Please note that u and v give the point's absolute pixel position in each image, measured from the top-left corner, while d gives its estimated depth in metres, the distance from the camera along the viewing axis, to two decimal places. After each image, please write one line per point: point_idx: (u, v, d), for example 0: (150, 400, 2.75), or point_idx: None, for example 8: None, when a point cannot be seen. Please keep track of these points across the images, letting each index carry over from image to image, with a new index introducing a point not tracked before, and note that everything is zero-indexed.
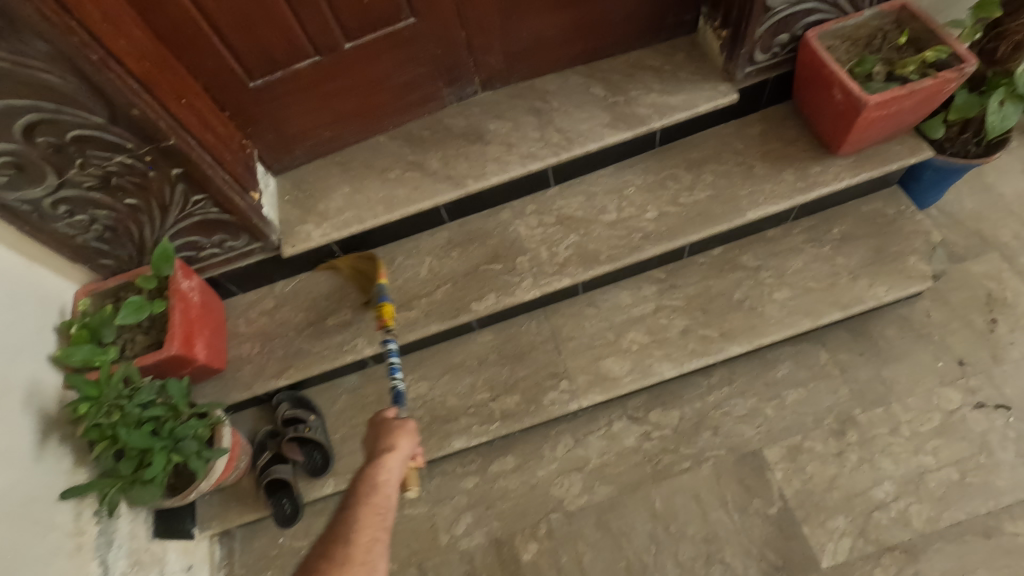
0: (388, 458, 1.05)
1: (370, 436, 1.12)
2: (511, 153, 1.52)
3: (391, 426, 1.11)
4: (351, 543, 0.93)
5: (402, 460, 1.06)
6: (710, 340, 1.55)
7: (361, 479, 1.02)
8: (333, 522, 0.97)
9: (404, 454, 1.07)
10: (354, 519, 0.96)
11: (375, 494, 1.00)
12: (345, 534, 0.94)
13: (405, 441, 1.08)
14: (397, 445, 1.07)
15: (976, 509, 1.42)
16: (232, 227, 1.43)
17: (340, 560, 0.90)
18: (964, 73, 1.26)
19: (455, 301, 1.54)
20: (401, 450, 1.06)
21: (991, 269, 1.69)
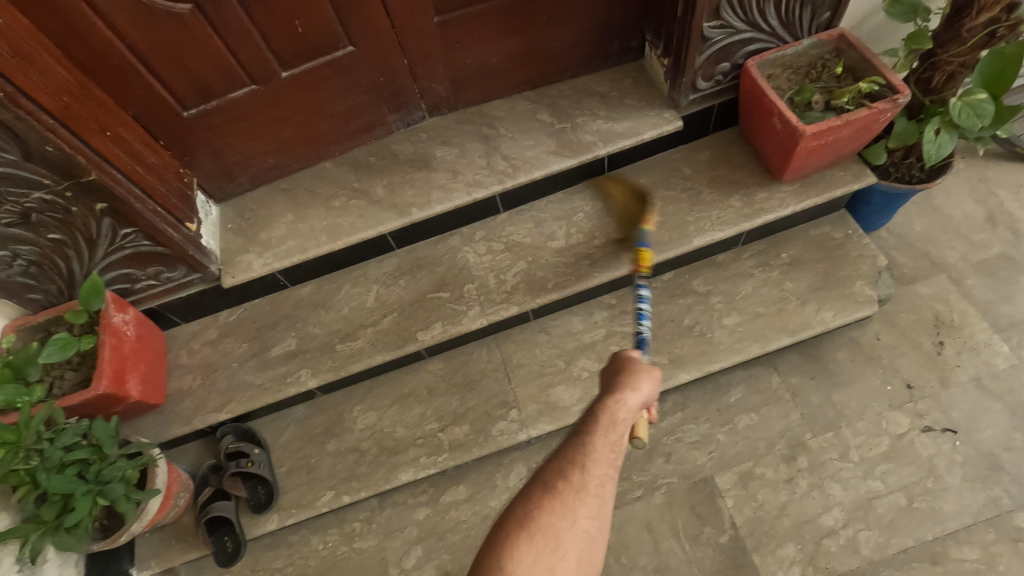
0: (627, 397, 0.93)
1: (608, 369, 1.01)
2: (457, 181, 1.51)
3: (627, 362, 0.99)
4: (586, 478, 0.85)
5: (640, 402, 0.94)
6: (660, 366, 1.54)
7: (597, 410, 0.92)
8: (570, 451, 0.88)
9: (644, 397, 0.94)
10: (565, 451, 0.88)
11: (608, 432, 0.89)
12: (566, 464, 0.86)
13: (646, 383, 0.95)
14: (638, 384, 0.94)
15: (923, 535, 1.42)
16: (167, 259, 1.40)
17: (554, 487, 0.84)
18: (897, 104, 1.27)
19: (402, 331, 1.52)
20: (644, 391, 0.94)
21: (939, 291, 1.70)
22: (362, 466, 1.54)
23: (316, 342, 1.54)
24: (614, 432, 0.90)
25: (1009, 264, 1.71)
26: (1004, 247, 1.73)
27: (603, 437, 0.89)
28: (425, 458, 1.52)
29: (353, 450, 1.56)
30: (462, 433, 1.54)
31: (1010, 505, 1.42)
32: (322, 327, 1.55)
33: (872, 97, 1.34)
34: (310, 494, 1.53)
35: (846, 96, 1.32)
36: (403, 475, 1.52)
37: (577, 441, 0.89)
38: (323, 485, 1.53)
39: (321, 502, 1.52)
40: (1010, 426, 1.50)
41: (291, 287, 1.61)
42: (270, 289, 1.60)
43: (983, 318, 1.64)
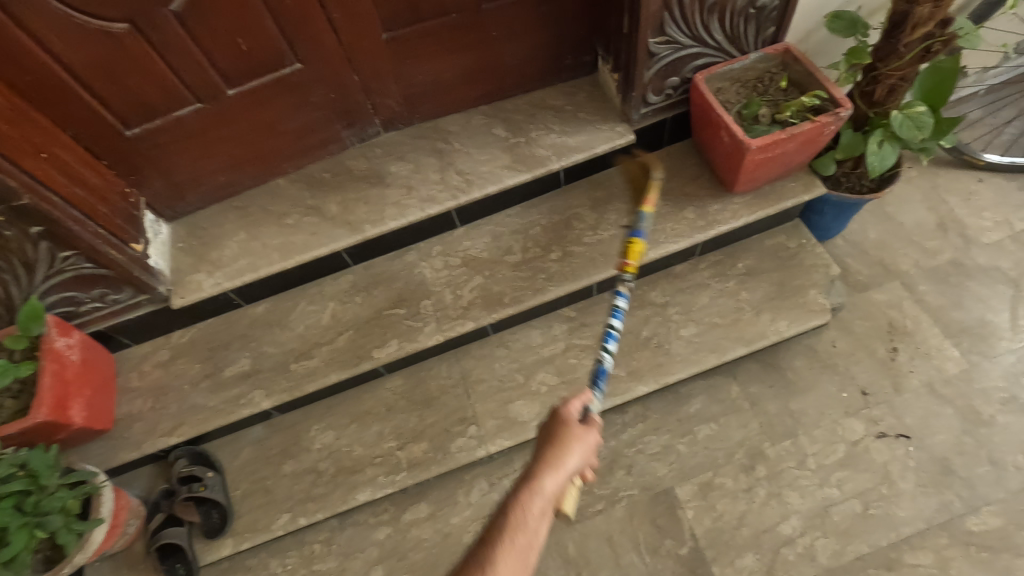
0: (555, 463, 0.87)
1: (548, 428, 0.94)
2: (411, 197, 1.50)
3: (560, 426, 0.93)
4: (503, 561, 0.76)
5: (566, 474, 0.87)
6: (618, 379, 1.54)
7: (521, 479, 0.87)
8: (492, 519, 0.82)
9: (576, 465, 0.89)
10: (488, 544, 0.78)
11: (530, 505, 0.83)
12: (490, 554, 0.77)
13: (578, 449, 0.90)
14: (568, 455, 0.89)
15: (878, 541, 1.43)
16: (111, 281, 1.37)
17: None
18: (839, 117, 1.30)
19: (357, 349, 1.50)
20: (575, 457, 0.89)
21: (892, 298, 1.72)
22: (319, 487, 1.51)
23: (270, 362, 1.52)
24: (536, 502, 0.83)
25: (959, 270, 1.74)
26: (954, 253, 1.77)
27: (524, 508, 0.82)
28: (383, 477, 1.50)
29: (311, 470, 1.54)
30: (421, 450, 1.52)
31: (962, 509, 1.44)
32: (277, 347, 1.53)
33: (816, 110, 1.36)
34: (266, 517, 1.50)
35: (790, 111, 1.34)
36: (361, 496, 1.50)
37: (497, 523, 0.81)
38: (280, 507, 1.50)
39: (278, 525, 1.49)
40: (961, 431, 1.53)
41: (246, 306, 1.59)
42: (224, 308, 1.57)
43: (935, 323, 1.67)
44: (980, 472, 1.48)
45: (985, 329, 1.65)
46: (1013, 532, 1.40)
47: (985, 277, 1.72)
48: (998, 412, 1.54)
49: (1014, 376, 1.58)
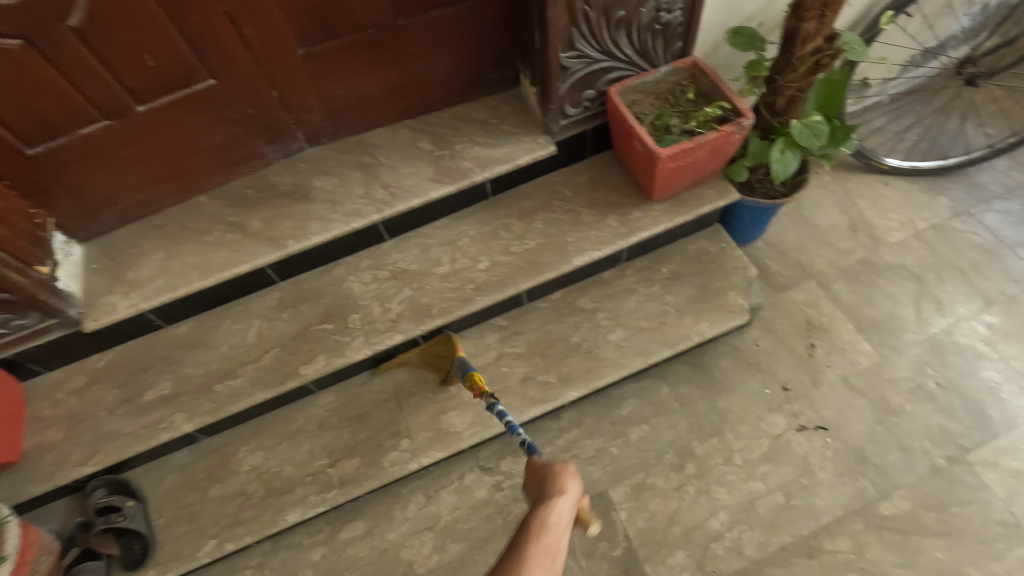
0: (557, 501, 0.87)
1: (534, 485, 1.00)
2: (335, 211, 1.50)
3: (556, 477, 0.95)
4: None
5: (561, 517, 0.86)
6: (549, 385, 1.56)
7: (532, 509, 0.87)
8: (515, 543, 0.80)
9: (574, 497, 0.90)
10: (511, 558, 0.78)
11: (544, 536, 0.81)
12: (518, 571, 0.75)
13: (573, 482, 0.93)
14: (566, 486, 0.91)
15: (800, 530, 1.49)
16: (16, 306, 1.31)
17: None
18: (743, 127, 1.37)
19: (284, 366, 1.48)
20: (571, 490, 0.91)
21: (810, 297, 1.81)
22: (247, 510, 1.47)
23: (193, 384, 1.48)
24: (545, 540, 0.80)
25: (869, 268, 1.85)
26: (865, 253, 1.88)
27: (537, 541, 0.80)
28: (314, 496, 1.47)
29: (239, 493, 1.50)
30: (353, 466, 1.50)
31: (875, 494, 1.52)
32: (199, 367, 1.49)
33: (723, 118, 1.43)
34: (191, 544, 1.44)
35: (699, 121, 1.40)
36: (291, 516, 1.46)
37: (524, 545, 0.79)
38: (206, 533, 1.46)
39: (203, 552, 1.44)
40: (874, 420, 1.61)
41: (168, 326, 1.55)
42: (144, 330, 1.53)
43: (849, 320, 1.77)
44: (891, 459, 1.56)
45: (893, 323, 1.75)
46: (922, 514, 1.48)
47: (893, 275, 1.83)
48: (907, 401, 1.63)
49: (920, 366, 1.68)
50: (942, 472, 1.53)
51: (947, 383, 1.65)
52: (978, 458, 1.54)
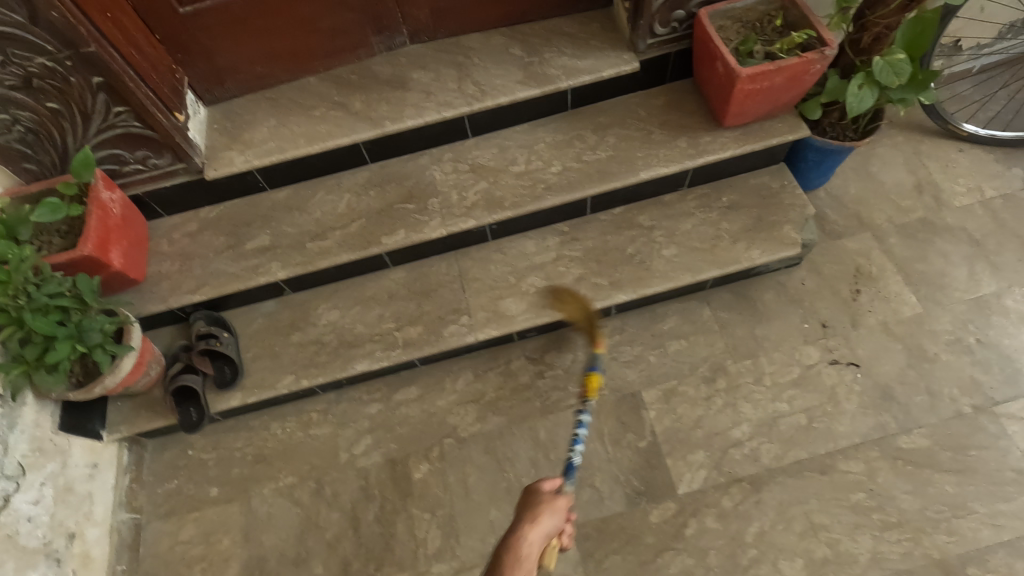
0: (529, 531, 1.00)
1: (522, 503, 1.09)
2: (429, 101, 1.64)
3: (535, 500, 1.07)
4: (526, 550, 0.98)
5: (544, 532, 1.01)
6: (600, 287, 1.69)
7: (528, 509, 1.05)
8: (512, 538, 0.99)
9: (546, 530, 1.01)
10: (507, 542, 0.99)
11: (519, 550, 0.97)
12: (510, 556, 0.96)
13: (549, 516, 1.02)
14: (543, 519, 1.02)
15: (816, 449, 1.59)
16: (155, 144, 1.51)
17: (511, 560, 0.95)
18: (825, 56, 1.43)
19: (367, 235, 1.65)
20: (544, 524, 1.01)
21: (863, 247, 1.86)
22: (322, 355, 1.68)
23: (287, 240, 1.67)
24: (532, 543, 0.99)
25: (928, 228, 1.88)
26: (926, 213, 1.90)
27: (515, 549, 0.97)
28: (380, 352, 1.67)
29: (315, 342, 1.70)
30: (416, 332, 1.68)
31: (896, 429, 1.60)
32: (295, 228, 1.69)
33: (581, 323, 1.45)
34: (272, 376, 1.67)
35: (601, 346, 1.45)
36: (359, 365, 1.66)
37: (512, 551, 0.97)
38: (285, 369, 1.67)
39: (282, 384, 1.66)
40: (906, 364, 1.68)
41: (269, 190, 1.74)
42: (250, 190, 1.72)
43: (898, 272, 1.81)
44: (917, 400, 1.63)
45: (943, 281, 1.79)
46: (938, 451, 1.56)
47: (951, 236, 1.85)
48: (943, 351, 1.69)
49: (963, 322, 1.72)
50: (966, 418, 1.59)
51: (986, 340, 1.69)
52: (1004, 411, 1.59)
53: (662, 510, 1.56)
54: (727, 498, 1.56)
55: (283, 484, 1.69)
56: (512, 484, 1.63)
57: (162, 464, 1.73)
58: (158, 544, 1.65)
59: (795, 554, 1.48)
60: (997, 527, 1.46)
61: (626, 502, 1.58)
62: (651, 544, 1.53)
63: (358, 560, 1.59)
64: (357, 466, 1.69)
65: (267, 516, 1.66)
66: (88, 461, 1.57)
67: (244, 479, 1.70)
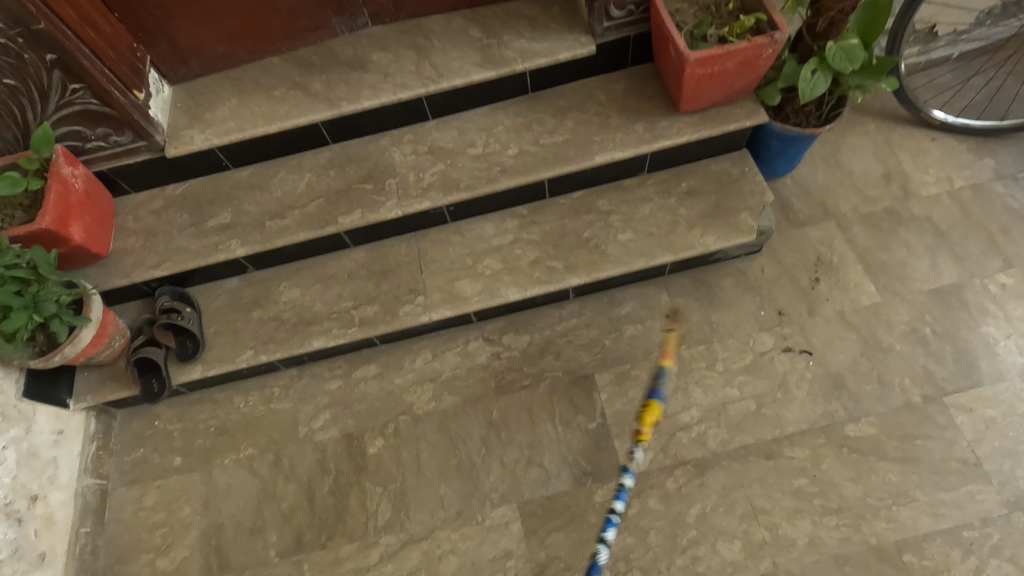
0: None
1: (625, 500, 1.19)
2: (386, 82, 1.66)
3: None
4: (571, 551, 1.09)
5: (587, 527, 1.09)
6: (555, 270, 1.70)
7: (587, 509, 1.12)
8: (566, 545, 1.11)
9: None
10: None
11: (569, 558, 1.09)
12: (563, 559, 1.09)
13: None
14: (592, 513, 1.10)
15: (763, 435, 1.60)
16: (115, 122, 1.55)
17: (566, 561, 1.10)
18: (776, 40, 1.41)
19: (325, 214, 1.68)
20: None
21: (825, 235, 1.85)
22: (281, 332, 1.72)
23: (248, 218, 1.70)
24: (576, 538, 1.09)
25: (893, 217, 1.86)
26: (892, 202, 1.88)
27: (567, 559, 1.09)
28: (337, 329, 1.70)
29: (275, 318, 1.74)
30: (372, 311, 1.71)
31: (844, 417, 1.60)
32: (256, 206, 1.72)
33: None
34: (232, 351, 1.71)
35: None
36: (316, 342, 1.70)
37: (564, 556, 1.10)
38: (245, 345, 1.71)
39: (241, 359, 1.70)
40: (860, 352, 1.68)
41: (233, 169, 1.77)
42: (214, 168, 1.76)
43: (859, 261, 1.80)
44: (867, 388, 1.63)
45: (904, 271, 1.78)
46: (884, 440, 1.56)
47: (915, 226, 1.84)
48: (897, 341, 1.68)
49: (920, 312, 1.71)
50: (915, 408, 1.59)
51: (942, 331, 1.68)
52: (954, 401, 1.59)
53: (607, 490, 1.58)
54: (672, 480, 1.58)
55: (242, 456, 1.73)
56: (463, 461, 1.66)
57: (129, 434, 1.79)
58: (122, 509, 1.70)
59: (735, 536, 1.50)
60: (937, 515, 1.47)
61: (573, 482, 1.61)
62: (594, 523, 1.56)
63: (311, 530, 1.63)
64: (314, 440, 1.73)
65: (226, 486, 1.70)
66: (54, 428, 1.63)
67: (205, 450, 1.75)
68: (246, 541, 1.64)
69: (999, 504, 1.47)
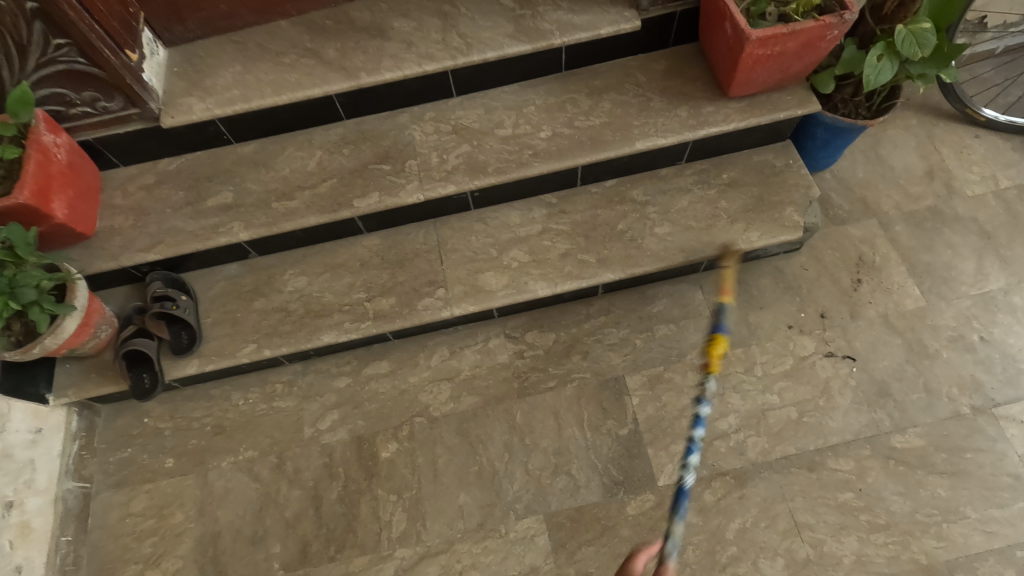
0: None
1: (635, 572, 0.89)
2: (410, 52, 1.51)
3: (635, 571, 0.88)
4: None
5: None
6: (587, 264, 1.58)
7: None
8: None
9: None
10: None
11: None
12: None
13: None
14: None
15: (805, 445, 1.51)
16: (104, 85, 1.38)
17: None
18: (844, 21, 1.30)
19: (338, 196, 1.53)
20: None
21: (867, 234, 1.76)
22: (286, 324, 1.57)
23: (252, 198, 1.55)
24: None
25: (937, 217, 1.77)
26: (936, 201, 1.79)
27: None
28: (348, 323, 1.56)
29: (280, 309, 1.59)
30: (388, 304, 1.57)
31: (890, 427, 1.51)
32: (260, 185, 1.56)
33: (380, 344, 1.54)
34: (233, 344, 1.56)
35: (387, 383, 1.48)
36: (325, 337, 1.55)
37: None
38: (246, 338, 1.56)
39: (242, 353, 1.55)
40: (905, 359, 1.59)
41: (235, 144, 1.61)
42: (213, 142, 1.59)
43: (903, 262, 1.71)
44: (914, 397, 1.54)
45: (949, 273, 1.69)
46: (933, 453, 1.48)
47: (960, 227, 1.75)
48: (944, 348, 1.60)
49: (967, 318, 1.63)
50: (964, 419, 1.51)
51: (990, 339, 1.60)
52: (1004, 413, 1.51)
53: (640, 502, 1.48)
54: (709, 492, 1.48)
55: (242, 458, 1.59)
56: (484, 468, 1.54)
57: (114, 432, 1.63)
58: (108, 515, 1.55)
59: (777, 553, 1.41)
60: (989, 533, 1.39)
61: (603, 492, 1.50)
62: (627, 536, 1.45)
63: (318, 540, 1.50)
64: (321, 442, 1.59)
65: (224, 491, 1.56)
66: (31, 426, 1.46)
67: (200, 451, 1.60)
68: (246, 552, 1.50)
69: None
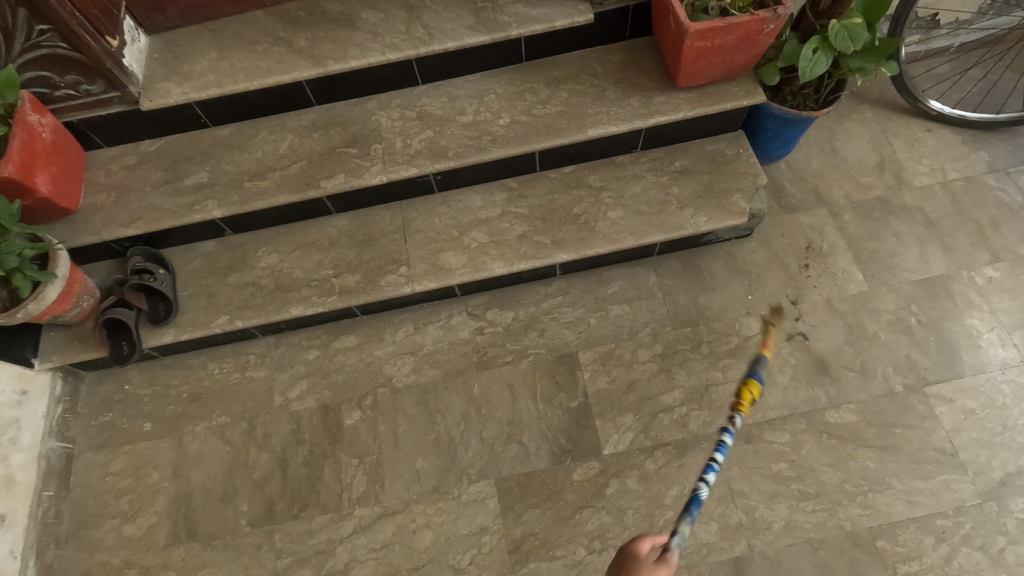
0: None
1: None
2: (375, 42, 1.59)
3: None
4: None
5: None
6: (542, 246, 1.66)
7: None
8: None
9: None
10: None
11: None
12: None
13: None
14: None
15: (745, 419, 1.59)
16: (86, 70, 1.47)
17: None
18: (778, 15, 1.38)
19: (307, 177, 1.62)
20: None
21: (816, 222, 1.83)
22: (258, 298, 1.66)
23: (226, 178, 1.64)
24: None
25: (885, 207, 1.84)
26: (885, 191, 1.87)
27: None
28: (316, 297, 1.65)
29: (252, 284, 1.68)
30: (353, 280, 1.67)
31: (825, 403, 1.60)
32: (235, 166, 1.65)
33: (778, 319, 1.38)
34: (207, 315, 1.65)
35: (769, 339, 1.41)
36: (294, 310, 1.65)
37: None
38: (220, 309, 1.66)
39: (216, 324, 1.64)
40: (844, 340, 1.67)
41: (212, 127, 1.70)
42: (191, 125, 1.68)
43: (849, 249, 1.79)
44: (850, 376, 1.62)
45: (892, 260, 1.77)
46: (864, 427, 1.56)
47: (907, 216, 1.82)
48: (882, 330, 1.68)
49: (907, 302, 1.71)
50: (896, 397, 1.59)
51: (927, 322, 1.68)
52: (935, 392, 1.59)
53: (586, 469, 1.57)
54: (651, 461, 1.57)
55: (215, 424, 1.69)
56: (441, 435, 1.63)
57: (97, 398, 1.73)
58: (89, 474, 1.65)
59: (711, 518, 1.50)
60: (912, 502, 1.48)
61: (551, 460, 1.59)
62: (571, 501, 1.54)
63: (283, 500, 1.60)
64: (289, 410, 1.69)
65: (197, 453, 1.66)
66: (17, 388, 1.56)
67: (176, 416, 1.70)
68: (216, 509, 1.60)
69: (973, 493, 1.48)
